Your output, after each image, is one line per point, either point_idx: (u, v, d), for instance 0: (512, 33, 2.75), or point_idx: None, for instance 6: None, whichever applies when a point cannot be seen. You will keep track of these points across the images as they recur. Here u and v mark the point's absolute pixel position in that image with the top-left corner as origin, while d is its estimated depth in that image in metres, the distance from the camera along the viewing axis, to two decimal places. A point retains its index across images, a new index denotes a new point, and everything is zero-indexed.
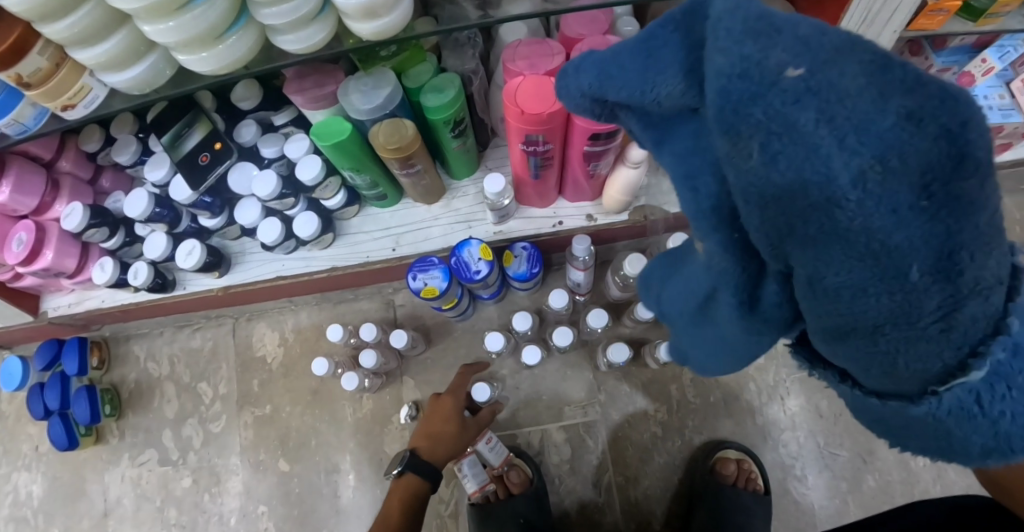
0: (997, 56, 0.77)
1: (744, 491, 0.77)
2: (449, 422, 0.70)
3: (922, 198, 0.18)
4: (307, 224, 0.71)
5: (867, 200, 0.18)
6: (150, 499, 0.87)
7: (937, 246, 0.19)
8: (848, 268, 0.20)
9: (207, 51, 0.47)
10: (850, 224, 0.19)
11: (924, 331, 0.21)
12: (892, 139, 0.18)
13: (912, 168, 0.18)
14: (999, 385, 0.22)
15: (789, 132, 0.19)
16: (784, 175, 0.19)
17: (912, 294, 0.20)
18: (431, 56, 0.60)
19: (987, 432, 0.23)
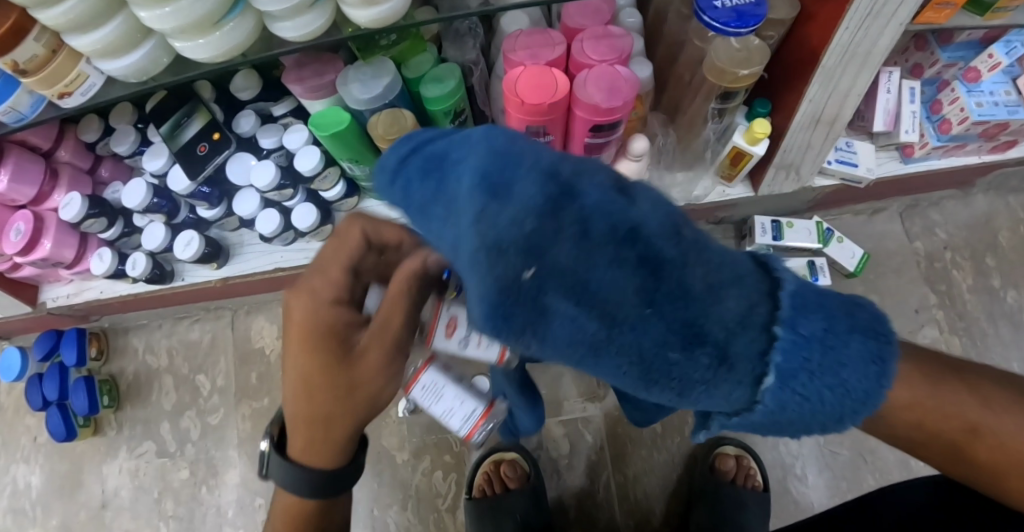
0: (1003, 51, 0.76)
1: (743, 488, 0.76)
2: (304, 361, 0.37)
3: (649, 304, 0.25)
4: (306, 215, 0.70)
5: (617, 305, 0.25)
6: (148, 491, 0.87)
7: (678, 330, 0.25)
8: (634, 373, 0.27)
9: (203, 38, 0.46)
10: (618, 347, 0.26)
11: (713, 383, 0.27)
12: (607, 285, 0.25)
13: (628, 295, 0.25)
14: (809, 357, 0.26)
15: (547, 316, 0.25)
16: (568, 334, 0.26)
17: (686, 366, 0.26)
18: (431, 46, 0.59)
19: (827, 406, 0.27)
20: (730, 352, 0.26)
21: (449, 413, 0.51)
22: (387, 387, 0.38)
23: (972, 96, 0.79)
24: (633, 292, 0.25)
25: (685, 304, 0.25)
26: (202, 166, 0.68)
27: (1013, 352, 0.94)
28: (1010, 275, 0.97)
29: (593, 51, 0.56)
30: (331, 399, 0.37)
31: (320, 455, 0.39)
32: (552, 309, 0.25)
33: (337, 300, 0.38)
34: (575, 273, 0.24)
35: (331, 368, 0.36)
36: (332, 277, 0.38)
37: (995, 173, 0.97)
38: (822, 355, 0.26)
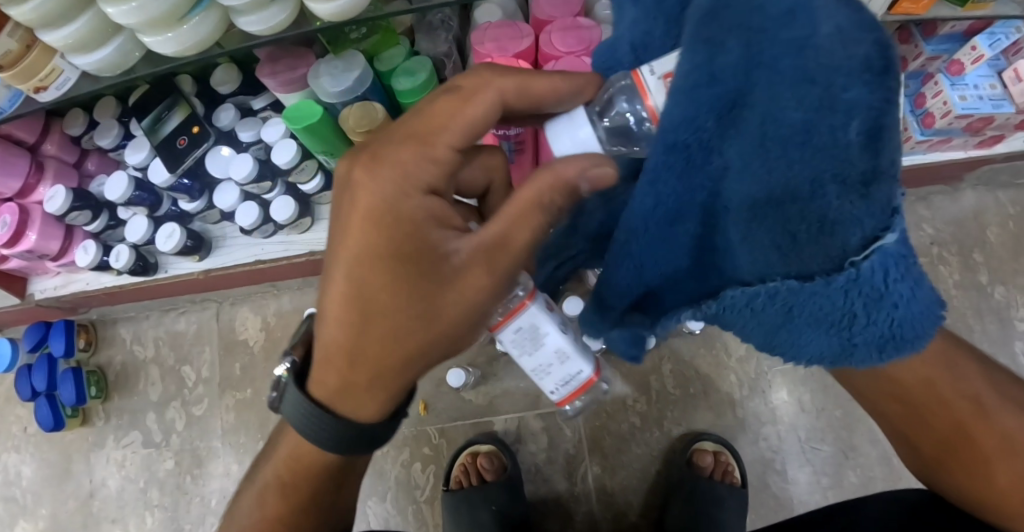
0: (987, 43, 0.74)
1: (720, 483, 0.77)
2: (375, 288, 0.32)
3: (866, 70, 0.22)
4: (283, 208, 0.71)
5: (830, 52, 0.23)
6: (134, 480, 0.88)
7: (874, 113, 0.22)
8: (775, 119, 0.24)
9: (171, 32, 0.47)
10: (785, 88, 0.24)
11: (852, 188, 0.24)
12: (846, 29, 0.23)
13: (846, 55, 0.22)
14: (899, 267, 0.26)
15: (758, 21, 0.24)
16: (752, 52, 0.24)
17: (842, 150, 0.23)
18: (404, 39, 0.60)
19: (881, 319, 0.27)
20: (874, 195, 0.24)
21: (542, 372, 0.44)
22: (466, 326, 0.34)
23: (955, 89, 0.78)
24: (851, 64, 0.22)
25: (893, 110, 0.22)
26: (181, 159, 0.69)
27: (998, 348, 0.93)
28: (998, 271, 0.97)
29: (561, 42, 0.55)
30: (394, 332, 0.33)
31: (361, 401, 0.37)
32: (782, 1, 0.24)
33: (431, 189, 0.32)
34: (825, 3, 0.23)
35: (403, 293, 0.32)
36: (440, 160, 0.31)
37: (983, 168, 0.96)
38: (908, 274, 0.26)
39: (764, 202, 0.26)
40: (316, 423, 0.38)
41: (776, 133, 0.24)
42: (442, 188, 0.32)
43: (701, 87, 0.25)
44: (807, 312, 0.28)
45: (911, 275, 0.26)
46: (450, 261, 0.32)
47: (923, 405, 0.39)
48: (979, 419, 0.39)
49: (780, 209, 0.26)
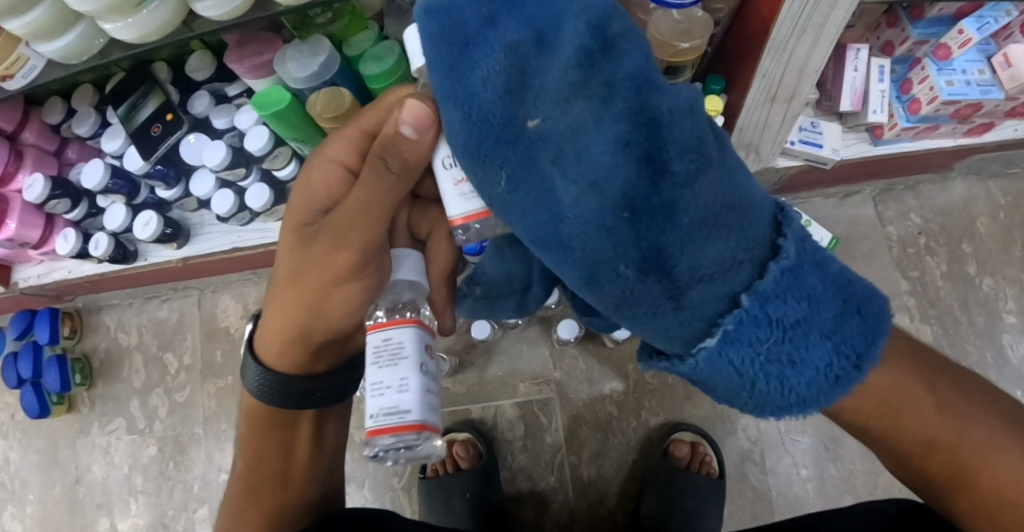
0: (975, 27, 0.73)
1: (697, 474, 0.76)
2: (298, 240, 0.40)
3: (627, 210, 0.31)
4: (258, 195, 0.71)
5: (584, 218, 0.32)
6: (118, 466, 0.89)
7: (643, 247, 0.32)
8: (584, 258, 0.33)
9: (130, 18, 0.47)
10: (574, 230, 0.33)
11: (665, 304, 0.33)
12: (601, 167, 0.30)
13: (611, 192, 0.31)
14: (748, 348, 0.31)
15: (531, 170, 0.32)
16: (531, 211, 0.33)
17: (638, 279, 0.33)
18: (372, 24, 0.59)
19: (744, 389, 0.33)
20: (683, 305, 0.33)
21: (376, 389, 0.37)
22: (357, 268, 0.38)
23: (942, 75, 0.76)
24: (601, 217, 0.31)
25: (663, 216, 0.31)
26: (155, 147, 0.69)
27: (985, 340, 0.92)
28: (987, 262, 0.95)
29: None
30: (312, 267, 0.39)
31: (277, 353, 0.42)
32: (537, 171, 0.32)
33: (341, 163, 0.41)
34: (571, 167, 0.31)
35: (297, 253, 0.40)
36: (344, 139, 0.41)
37: (974, 156, 0.94)
38: (761, 355, 0.31)
39: (624, 309, 0.35)
40: (255, 376, 0.43)
41: (575, 265, 0.34)
42: (352, 163, 0.41)
43: (540, 236, 0.34)
44: (698, 382, 0.35)
45: (787, 358, 0.31)
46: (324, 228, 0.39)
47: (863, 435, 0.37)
48: (934, 455, 0.35)
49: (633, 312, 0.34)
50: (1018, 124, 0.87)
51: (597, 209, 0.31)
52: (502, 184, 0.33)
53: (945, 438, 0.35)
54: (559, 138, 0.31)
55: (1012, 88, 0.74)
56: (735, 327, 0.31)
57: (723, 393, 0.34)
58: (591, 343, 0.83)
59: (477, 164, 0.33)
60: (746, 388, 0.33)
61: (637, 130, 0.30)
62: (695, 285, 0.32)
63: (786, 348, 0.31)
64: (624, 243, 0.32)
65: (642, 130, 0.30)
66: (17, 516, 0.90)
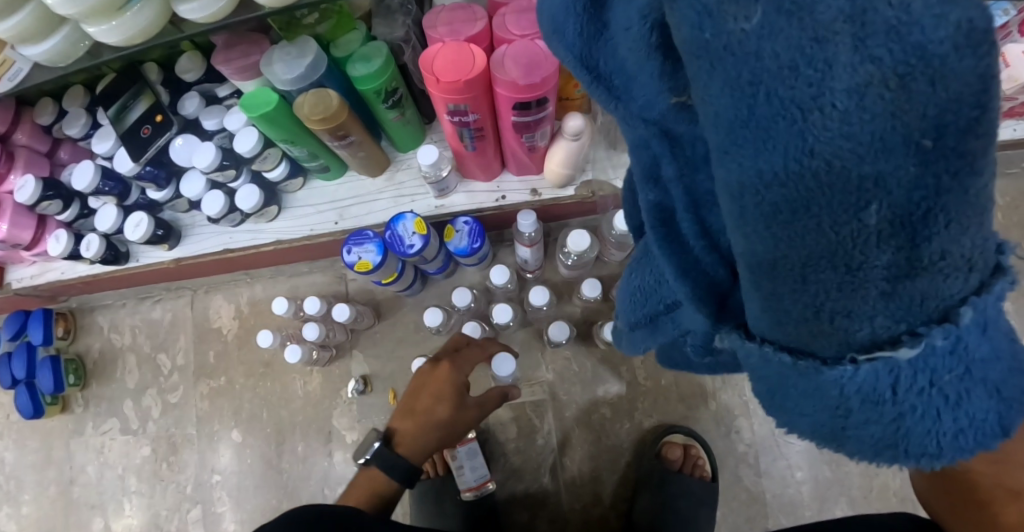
0: None
1: (690, 476, 0.77)
2: (438, 412, 0.63)
3: (927, 137, 0.16)
4: (249, 196, 0.70)
5: (842, 126, 0.16)
6: (112, 467, 0.89)
7: (906, 195, 0.17)
8: (781, 180, 0.18)
9: (114, 22, 0.46)
10: (819, 134, 0.16)
11: (868, 282, 0.19)
12: (937, 52, 0.14)
13: (911, 115, 0.15)
14: (924, 378, 0.20)
15: (800, 12, 0.15)
16: (758, 72, 0.16)
17: (861, 237, 0.18)
18: (361, 24, 0.59)
19: (886, 425, 0.21)
20: (901, 296, 0.19)
21: None
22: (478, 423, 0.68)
23: None
24: (883, 139, 0.16)
25: (955, 172, 0.16)
26: (145, 148, 0.68)
27: None
28: None
29: (514, 24, 0.53)
30: (454, 433, 0.64)
31: (414, 456, 0.61)
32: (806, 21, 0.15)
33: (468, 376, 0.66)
34: (879, 31, 0.15)
35: (453, 413, 0.63)
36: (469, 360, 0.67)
37: None
38: (960, 402, 0.20)
39: (789, 265, 0.20)
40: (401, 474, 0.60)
41: (752, 173, 0.18)
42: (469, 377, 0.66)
43: (740, 120, 0.17)
44: (801, 393, 0.23)
45: (955, 400, 0.20)
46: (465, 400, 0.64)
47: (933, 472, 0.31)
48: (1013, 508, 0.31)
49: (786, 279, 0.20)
50: (1017, 124, 0.86)
51: (883, 110, 0.15)
52: (705, 23, 0.17)
53: None
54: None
55: (1010, 88, 0.74)
56: (940, 347, 0.20)
57: (831, 424, 0.22)
58: (584, 345, 0.82)
59: None
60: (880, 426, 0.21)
61: (993, 31, 0.14)
62: (930, 273, 0.19)
63: (962, 389, 0.20)
64: (889, 183, 0.17)
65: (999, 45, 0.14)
66: (11, 516, 0.90)
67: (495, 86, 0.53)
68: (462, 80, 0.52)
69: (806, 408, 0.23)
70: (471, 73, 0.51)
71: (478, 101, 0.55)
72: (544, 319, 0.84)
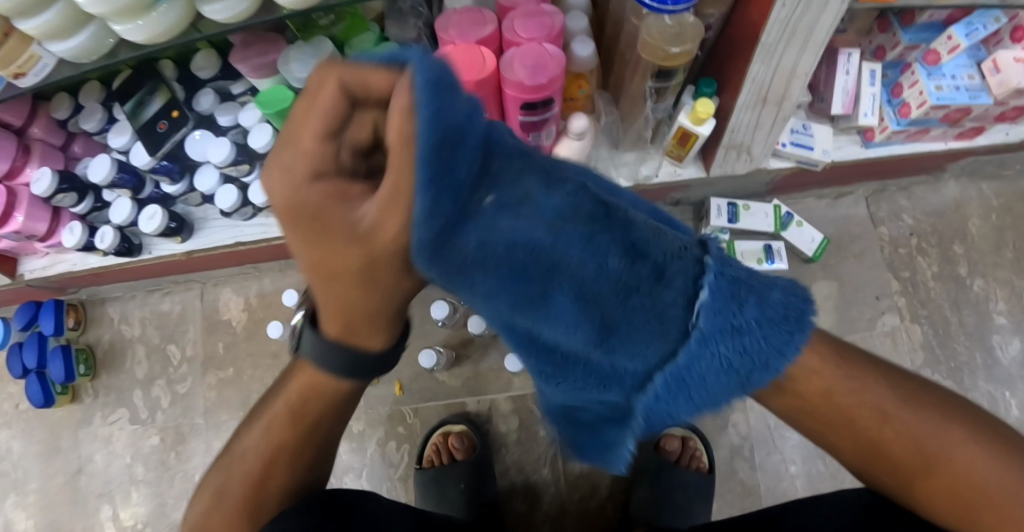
0: (964, 33, 0.74)
1: (686, 468, 0.79)
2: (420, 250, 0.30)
3: (593, 215, 0.26)
4: (262, 191, 0.73)
5: (567, 249, 0.25)
6: (120, 456, 0.91)
7: (616, 244, 0.26)
8: (567, 292, 0.27)
9: (141, 21, 0.48)
10: (556, 266, 0.26)
11: (652, 298, 0.27)
12: (557, 201, 0.25)
13: (577, 217, 0.26)
14: (728, 313, 0.27)
15: (500, 232, 0.25)
16: (513, 271, 0.26)
17: (625, 280, 0.27)
18: (374, 25, 0.61)
19: (744, 353, 0.28)
20: (666, 281, 0.27)
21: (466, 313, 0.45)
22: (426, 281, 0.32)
23: (931, 80, 0.78)
24: (581, 242, 0.26)
25: (622, 227, 0.27)
26: (161, 143, 0.70)
27: (975, 340, 0.94)
28: (978, 263, 0.97)
29: (522, 28, 0.55)
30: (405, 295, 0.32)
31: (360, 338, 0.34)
32: (497, 238, 0.25)
33: None
34: (526, 202, 0.25)
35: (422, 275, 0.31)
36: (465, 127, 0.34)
37: (966, 159, 0.96)
38: (744, 307, 0.27)
39: (607, 335, 0.29)
40: (324, 352, 0.35)
41: (564, 313, 0.28)
42: None
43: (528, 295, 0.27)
44: (702, 382, 0.29)
45: (754, 298, 0.28)
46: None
47: (816, 427, 0.36)
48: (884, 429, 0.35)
49: (617, 338, 0.29)
50: (1009, 128, 0.89)
51: (563, 229, 0.25)
52: (471, 268, 0.25)
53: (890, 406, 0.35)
54: (513, 189, 0.25)
55: (1001, 93, 0.76)
56: (709, 298, 0.27)
57: (735, 376, 0.29)
58: None
59: (453, 258, 0.25)
60: (745, 357, 0.28)
61: (577, 176, 0.26)
62: (670, 263, 0.27)
63: (755, 302, 0.28)
64: (597, 246, 0.26)
65: (585, 177, 0.27)
66: (19, 504, 0.92)
67: (505, 86, 0.55)
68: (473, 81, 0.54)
69: (710, 381, 0.29)
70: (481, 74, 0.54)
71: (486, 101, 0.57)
72: None
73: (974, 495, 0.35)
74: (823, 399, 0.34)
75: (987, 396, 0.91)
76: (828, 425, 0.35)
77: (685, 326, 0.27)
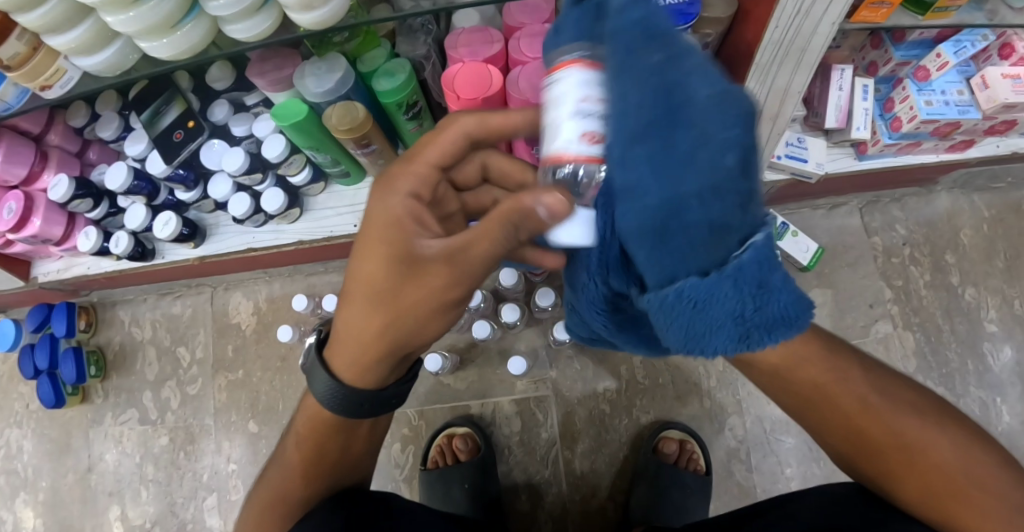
0: (953, 50, 0.77)
1: (685, 470, 0.81)
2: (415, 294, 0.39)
3: (746, 113, 0.30)
4: (274, 199, 0.75)
5: (711, 116, 0.29)
6: (130, 455, 0.93)
7: (743, 142, 0.30)
8: (679, 148, 0.29)
9: (166, 39, 0.50)
10: (693, 118, 0.29)
11: (730, 201, 0.30)
12: (729, 89, 0.30)
13: (733, 103, 0.29)
14: (771, 262, 0.32)
15: (677, 78, 0.29)
16: (653, 101, 0.29)
17: (724, 171, 0.29)
18: (385, 42, 0.63)
19: (768, 307, 0.32)
20: (748, 208, 0.32)
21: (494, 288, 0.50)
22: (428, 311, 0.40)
23: (922, 95, 0.81)
24: (727, 114, 0.29)
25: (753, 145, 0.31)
26: (178, 152, 0.73)
27: (966, 348, 0.96)
28: (970, 273, 1.00)
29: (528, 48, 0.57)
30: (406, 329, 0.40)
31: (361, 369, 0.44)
32: (682, 63, 0.30)
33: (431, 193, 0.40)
34: (701, 72, 0.30)
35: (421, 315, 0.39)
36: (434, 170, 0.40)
37: (957, 171, 0.98)
38: (777, 269, 0.32)
39: (672, 211, 0.30)
40: (327, 387, 0.44)
41: (655, 154, 0.30)
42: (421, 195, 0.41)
43: (641, 128, 0.29)
44: (716, 305, 0.32)
45: (783, 271, 0.33)
46: (418, 255, 0.38)
47: (812, 413, 0.42)
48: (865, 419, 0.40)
49: (678, 227, 0.31)
50: (999, 141, 0.92)
51: (724, 103, 0.29)
52: (630, 77, 0.30)
53: (873, 399, 0.40)
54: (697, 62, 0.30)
55: (988, 108, 0.79)
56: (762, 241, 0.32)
57: (740, 322, 0.32)
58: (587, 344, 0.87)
59: (630, 52, 0.30)
60: (764, 306, 0.32)
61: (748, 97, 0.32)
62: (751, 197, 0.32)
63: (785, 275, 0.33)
64: (735, 131, 0.29)
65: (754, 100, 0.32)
66: (29, 502, 0.94)
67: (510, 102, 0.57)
68: (480, 98, 0.56)
69: (717, 309, 0.32)
70: (487, 91, 0.56)
71: None
72: (549, 319, 0.88)
73: (943, 492, 0.37)
74: (814, 384, 0.40)
75: (978, 402, 0.94)
76: (807, 406, 0.42)
77: (729, 255, 0.32)
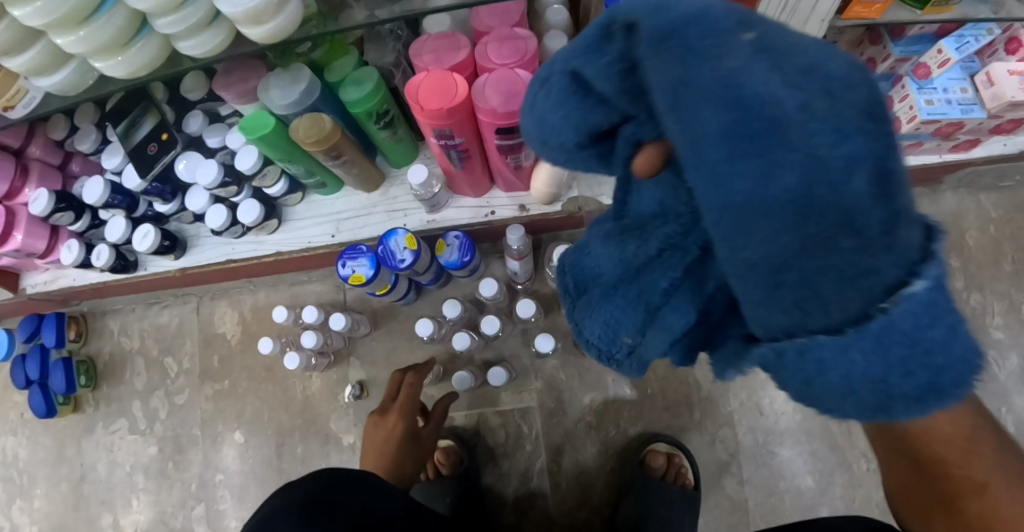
0: (954, 46, 0.73)
1: (672, 484, 0.79)
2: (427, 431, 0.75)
3: (867, 115, 0.20)
4: (250, 211, 0.74)
5: (812, 112, 0.20)
6: (121, 465, 0.94)
7: (878, 154, 0.20)
8: (778, 157, 0.20)
9: (120, 57, 0.49)
10: (790, 116, 0.20)
11: (873, 238, 0.20)
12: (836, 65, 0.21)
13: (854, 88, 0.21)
14: (940, 324, 0.21)
15: (738, 51, 0.21)
16: (721, 90, 0.21)
17: (852, 196, 0.20)
18: (353, 49, 0.61)
19: (926, 380, 0.22)
20: (902, 247, 0.21)
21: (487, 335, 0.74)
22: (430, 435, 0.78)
23: (922, 93, 0.77)
24: (837, 111, 0.20)
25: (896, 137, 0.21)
26: (152, 165, 0.71)
27: None
28: (975, 278, 0.96)
29: (495, 53, 0.55)
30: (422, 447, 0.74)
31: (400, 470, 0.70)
32: (744, 47, 0.21)
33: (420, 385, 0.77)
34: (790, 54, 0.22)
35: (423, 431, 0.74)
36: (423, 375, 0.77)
37: (963, 171, 0.94)
38: (948, 322, 0.22)
39: (799, 248, 0.21)
40: None
41: (754, 175, 0.21)
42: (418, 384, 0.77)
43: (719, 132, 0.21)
44: (848, 368, 0.22)
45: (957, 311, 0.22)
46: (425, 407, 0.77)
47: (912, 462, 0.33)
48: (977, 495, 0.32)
49: (794, 272, 0.21)
50: (1006, 140, 0.88)
51: (827, 96, 0.21)
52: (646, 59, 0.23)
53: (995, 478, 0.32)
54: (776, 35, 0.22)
55: (993, 107, 0.75)
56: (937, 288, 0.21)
57: (882, 396, 0.22)
58: (572, 354, 0.85)
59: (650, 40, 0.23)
60: (921, 381, 0.22)
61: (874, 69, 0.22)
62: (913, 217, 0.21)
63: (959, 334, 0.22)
64: (859, 140, 0.20)
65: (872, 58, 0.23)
66: (25, 511, 0.94)
67: (479, 112, 0.55)
68: (446, 108, 0.54)
69: (860, 376, 0.22)
70: (453, 100, 0.54)
71: (462, 126, 0.58)
72: (533, 329, 0.87)
73: None
74: (939, 444, 0.30)
75: None
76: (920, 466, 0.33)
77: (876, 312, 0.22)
